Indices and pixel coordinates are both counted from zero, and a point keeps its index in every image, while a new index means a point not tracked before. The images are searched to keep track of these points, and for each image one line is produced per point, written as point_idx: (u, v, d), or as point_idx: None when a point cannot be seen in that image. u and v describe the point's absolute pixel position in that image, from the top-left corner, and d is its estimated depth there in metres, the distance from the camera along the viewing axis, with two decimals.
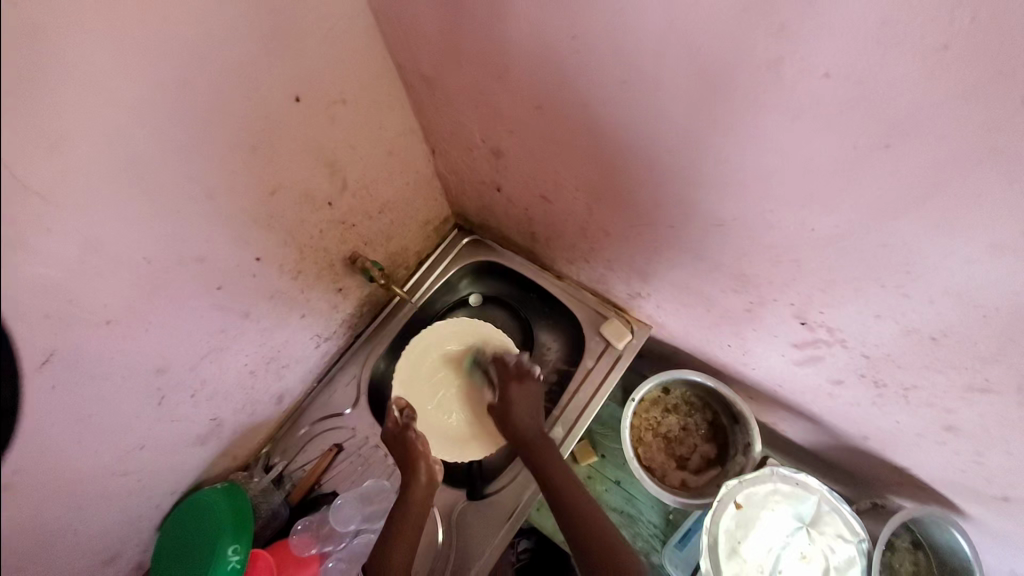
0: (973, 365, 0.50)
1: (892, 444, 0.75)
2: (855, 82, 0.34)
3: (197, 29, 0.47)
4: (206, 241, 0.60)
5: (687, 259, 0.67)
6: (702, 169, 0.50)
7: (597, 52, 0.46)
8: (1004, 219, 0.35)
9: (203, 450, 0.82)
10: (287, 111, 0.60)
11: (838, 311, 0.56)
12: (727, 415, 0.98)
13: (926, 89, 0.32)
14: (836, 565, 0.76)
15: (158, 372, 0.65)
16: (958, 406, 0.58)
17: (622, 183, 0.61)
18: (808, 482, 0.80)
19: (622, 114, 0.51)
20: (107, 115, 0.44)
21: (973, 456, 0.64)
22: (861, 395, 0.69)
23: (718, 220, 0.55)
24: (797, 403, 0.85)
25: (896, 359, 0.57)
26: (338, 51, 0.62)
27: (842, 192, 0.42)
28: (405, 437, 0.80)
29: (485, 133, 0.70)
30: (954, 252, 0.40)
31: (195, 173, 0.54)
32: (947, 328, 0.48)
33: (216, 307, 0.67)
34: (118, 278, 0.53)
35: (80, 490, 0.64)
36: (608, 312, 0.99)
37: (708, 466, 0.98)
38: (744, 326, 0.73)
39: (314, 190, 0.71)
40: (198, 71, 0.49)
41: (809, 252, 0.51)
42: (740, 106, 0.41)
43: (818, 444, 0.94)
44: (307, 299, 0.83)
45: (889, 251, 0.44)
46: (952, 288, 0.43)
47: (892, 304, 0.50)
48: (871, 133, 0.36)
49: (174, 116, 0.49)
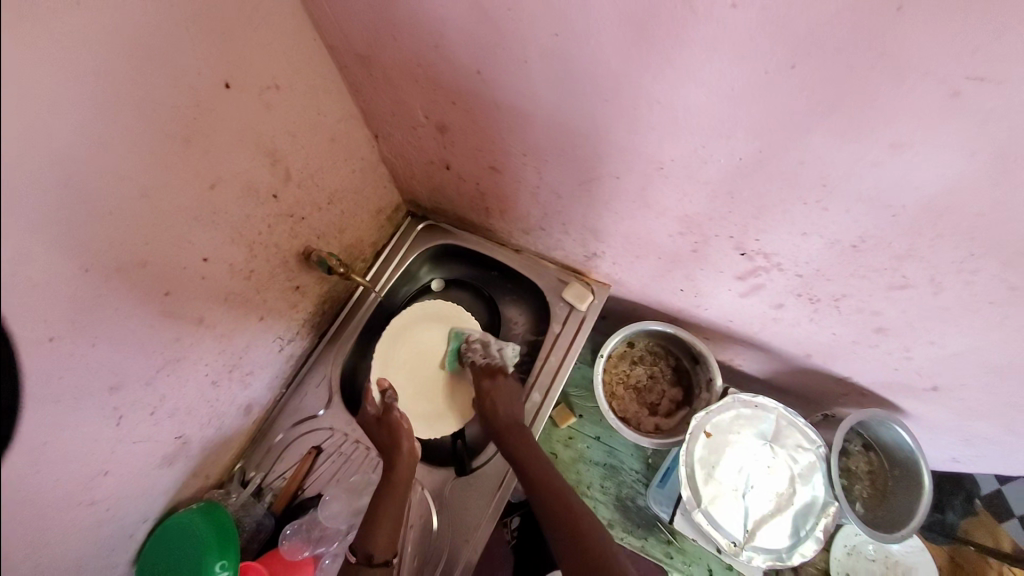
0: (889, 265, 0.57)
1: (833, 357, 0.83)
2: (761, 8, 0.38)
3: (109, 11, 0.44)
4: (148, 243, 0.57)
5: (635, 209, 0.71)
6: (638, 114, 0.53)
7: (528, 7, 0.48)
8: (898, 120, 0.41)
9: (172, 471, 0.78)
10: (217, 98, 0.58)
11: (773, 235, 0.62)
12: (688, 358, 1.05)
13: (820, 6, 0.36)
14: (801, 472, 0.84)
15: (113, 391, 0.61)
16: (883, 308, 0.65)
17: (566, 141, 0.63)
18: (766, 403, 0.87)
19: (558, 69, 0.53)
20: (21, 109, 0.41)
21: (901, 353, 0.72)
22: (801, 314, 0.76)
23: (658, 164, 0.59)
24: (749, 336, 0.92)
25: (826, 273, 0.64)
26: (265, 33, 0.60)
27: (763, 117, 0.46)
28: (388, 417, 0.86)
29: (427, 108, 0.71)
30: (862, 159, 0.45)
31: (127, 170, 0.51)
32: (864, 234, 0.54)
33: (167, 315, 0.64)
34: (56, 290, 0.49)
35: (40, 528, 0.59)
36: (568, 277, 1.03)
37: (677, 408, 1.05)
38: (693, 267, 0.78)
39: (257, 183, 0.68)
40: (116, 57, 0.46)
41: (741, 182, 0.56)
42: (665, 46, 0.44)
43: (771, 372, 1.02)
44: (264, 299, 0.81)
45: (807, 168, 0.49)
46: (863, 193, 0.49)
47: (816, 219, 0.55)
48: (780, 56, 0.41)
49: (95, 108, 0.46)
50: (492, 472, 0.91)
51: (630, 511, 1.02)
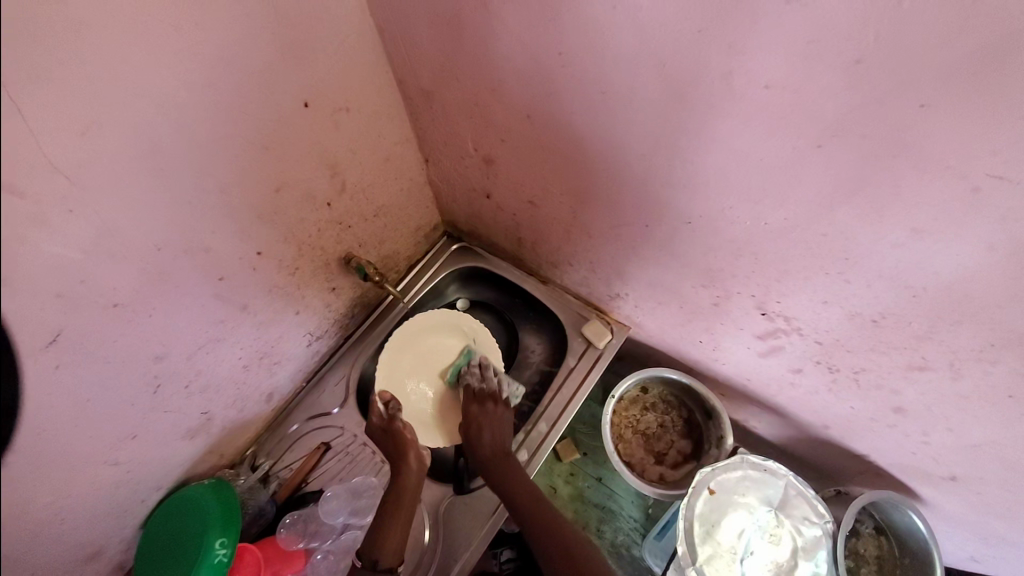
0: (909, 344, 0.57)
1: (851, 431, 0.82)
2: (792, 92, 0.41)
3: (219, 36, 0.52)
4: (214, 232, 0.64)
5: (662, 258, 0.73)
6: (671, 171, 0.57)
7: (580, 65, 0.52)
8: (919, 206, 0.42)
9: (191, 445, 0.83)
10: (295, 114, 0.65)
11: (794, 299, 0.63)
12: (701, 412, 1.04)
13: (849, 97, 0.39)
14: (804, 545, 0.82)
15: (157, 360, 0.67)
16: (902, 387, 0.64)
17: (603, 186, 0.67)
18: (776, 468, 0.85)
19: (601, 121, 0.57)
20: (134, 109, 0.48)
21: (919, 437, 0.71)
22: (819, 383, 0.76)
23: (687, 217, 0.62)
24: (766, 397, 0.91)
25: (845, 344, 0.64)
26: (345, 62, 0.67)
27: (790, 187, 0.49)
28: (394, 429, 0.87)
29: (477, 141, 0.76)
30: (884, 237, 0.47)
31: (208, 168, 0.58)
32: (885, 311, 0.55)
33: (217, 298, 0.70)
34: (129, 264, 0.56)
35: (70, 477, 0.65)
36: (590, 314, 1.05)
37: (684, 461, 1.03)
38: (714, 321, 0.79)
39: (315, 191, 0.75)
40: (217, 71, 0.53)
41: (765, 244, 0.58)
42: (702, 114, 0.48)
43: (787, 439, 1.00)
44: (302, 296, 0.87)
45: (829, 240, 0.51)
46: (884, 271, 0.50)
47: (837, 290, 0.57)
48: (807, 136, 0.43)
49: (192, 112, 0.53)
50: (490, 495, 0.91)
51: (623, 560, 1.01)
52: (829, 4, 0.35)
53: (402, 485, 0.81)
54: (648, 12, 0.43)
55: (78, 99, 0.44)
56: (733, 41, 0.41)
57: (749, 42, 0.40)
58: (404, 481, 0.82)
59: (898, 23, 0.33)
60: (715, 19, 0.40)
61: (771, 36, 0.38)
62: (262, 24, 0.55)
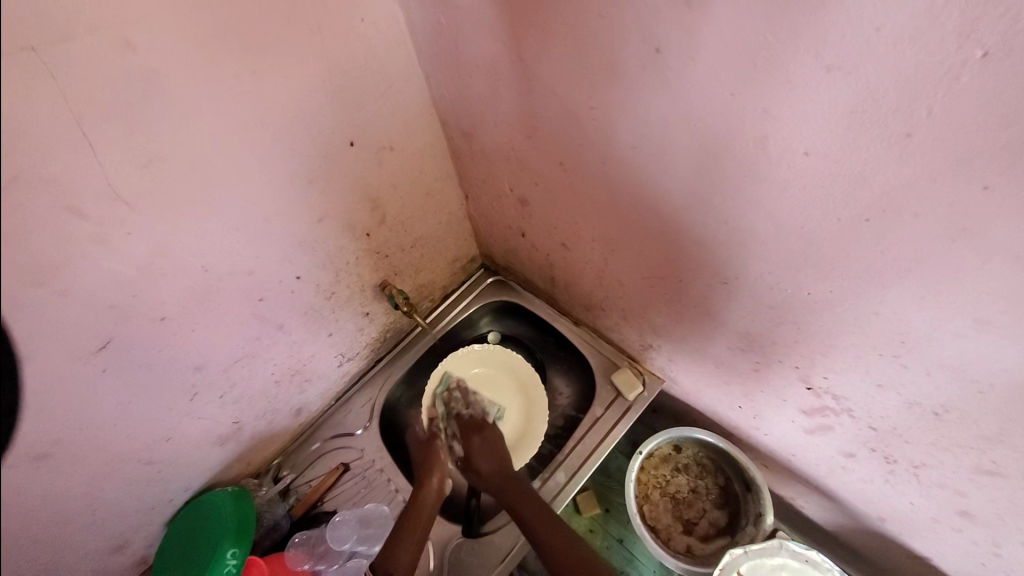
0: (977, 445, 0.49)
1: (912, 530, 0.72)
2: (832, 161, 0.38)
3: (276, 82, 0.56)
4: (257, 257, 0.68)
5: (696, 316, 0.69)
6: (704, 229, 0.54)
7: (610, 119, 0.52)
8: (984, 296, 0.37)
9: (220, 451, 0.87)
10: (341, 152, 0.69)
11: (842, 377, 0.56)
12: (739, 482, 0.95)
13: (898, 170, 0.35)
14: None
15: (196, 370, 0.72)
16: (970, 490, 0.56)
17: (635, 237, 0.65)
18: (819, 561, 0.75)
19: (632, 173, 0.56)
20: (195, 145, 0.53)
21: (991, 548, 0.62)
22: (873, 471, 0.67)
23: (723, 277, 0.58)
24: (811, 476, 0.82)
25: (903, 434, 0.56)
26: (392, 105, 0.71)
27: (833, 259, 0.45)
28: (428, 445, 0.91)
29: (513, 183, 0.77)
30: (944, 324, 0.41)
31: (256, 199, 0.63)
32: (948, 404, 0.48)
33: (256, 316, 0.75)
34: (179, 282, 0.61)
35: (107, 470, 0.70)
36: (621, 361, 1.00)
37: (716, 534, 0.95)
38: (753, 387, 0.73)
39: (355, 222, 0.79)
40: (271, 113, 0.58)
41: (808, 316, 0.53)
42: (735, 175, 0.45)
43: (836, 526, 0.89)
44: (336, 318, 0.90)
45: (881, 319, 0.46)
46: (946, 360, 0.44)
47: (891, 374, 0.50)
48: (852, 208, 0.39)
49: (246, 148, 0.58)
50: (500, 542, 0.88)
51: None
52: (872, 74, 0.32)
53: (421, 504, 0.83)
54: (677, 73, 0.42)
55: (146, 135, 0.49)
56: (766, 105, 0.38)
57: (784, 107, 0.37)
58: (422, 499, 0.83)
59: (952, 97, 0.30)
60: (747, 82, 0.38)
61: (808, 104, 0.36)
62: (317, 72, 0.60)
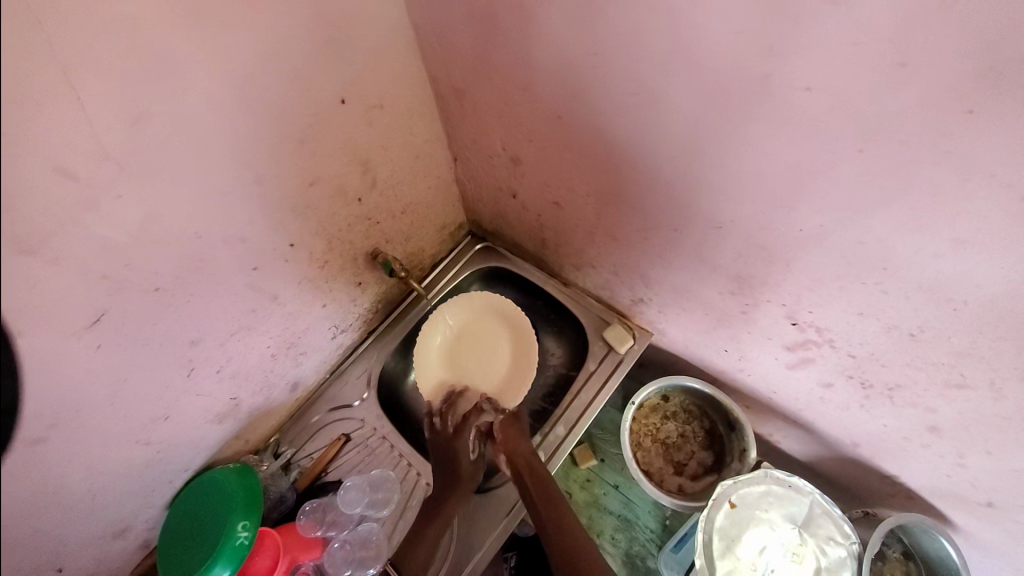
0: (947, 360, 0.55)
1: (882, 452, 0.79)
2: (831, 94, 0.40)
3: (268, 32, 0.54)
4: (249, 224, 0.66)
5: (690, 262, 0.71)
6: (703, 175, 0.56)
7: (613, 65, 0.52)
8: (964, 215, 0.41)
9: (219, 428, 0.86)
10: (332, 110, 0.67)
11: (827, 310, 0.61)
12: (723, 423, 1.02)
13: (891, 97, 0.38)
14: (827, 565, 0.78)
15: (192, 344, 0.70)
16: (939, 404, 0.62)
17: (632, 189, 0.67)
18: (802, 485, 0.82)
19: (633, 122, 0.57)
20: (183, 98, 0.50)
21: (954, 458, 0.68)
22: (849, 397, 0.73)
23: (717, 222, 0.61)
24: (791, 411, 0.89)
25: (879, 358, 0.62)
26: (382, 60, 0.69)
27: (822, 193, 0.48)
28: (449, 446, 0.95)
29: (507, 141, 0.77)
30: (925, 247, 0.45)
31: (247, 159, 0.60)
32: (924, 324, 0.53)
33: (250, 287, 0.73)
34: (172, 250, 0.59)
35: (106, 451, 0.68)
36: (611, 318, 1.04)
37: (704, 473, 1.01)
38: (740, 329, 0.78)
39: (347, 186, 0.77)
40: (264, 67, 0.56)
41: (796, 253, 0.57)
42: (739, 116, 0.47)
43: (813, 456, 0.96)
44: (330, 289, 0.89)
45: (866, 249, 0.50)
46: (923, 282, 0.49)
47: (872, 301, 0.55)
48: (847, 140, 0.42)
49: (236, 105, 0.56)
50: (505, 496, 0.91)
51: (638, 571, 0.99)
52: (872, 5, 0.34)
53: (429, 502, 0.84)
54: (683, 14, 0.43)
55: (132, 89, 0.46)
56: (771, 42, 0.40)
57: (788, 41, 0.39)
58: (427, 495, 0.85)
59: (944, 27, 0.33)
60: (754, 18, 0.40)
61: (814, 38, 0.38)
62: (306, 22, 0.57)
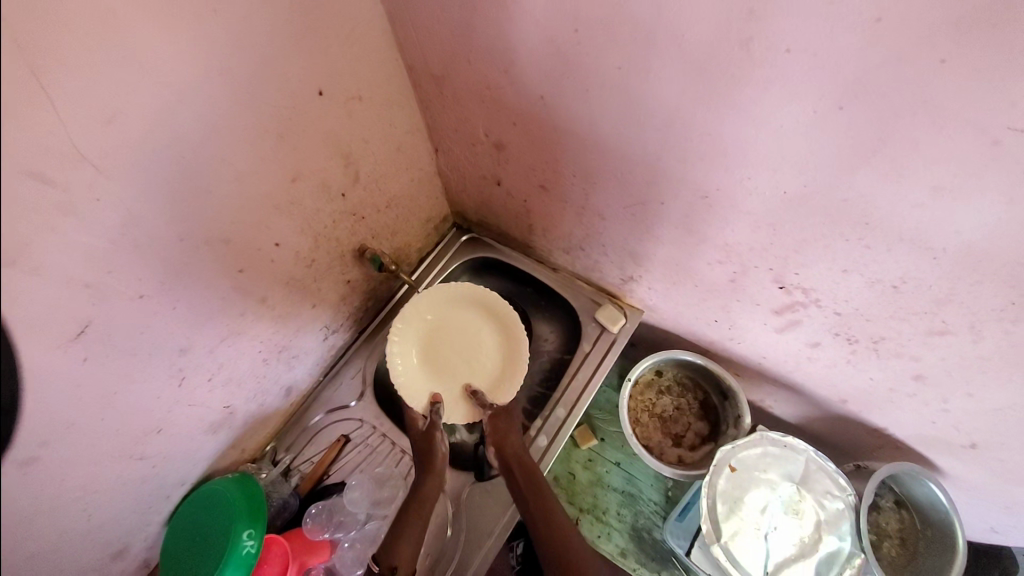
0: (928, 308, 0.58)
1: (870, 405, 0.83)
2: (812, 54, 0.42)
3: (241, 22, 0.52)
4: (232, 224, 0.64)
5: (678, 234, 0.73)
6: (688, 146, 0.57)
7: (595, 41, 0.53)
8: (941, 163, 0.43)
9: (214, 439, 0.84)
10: (311, 103, 0.65)
11: (812, 270, 0.63)
12: (717, 393, 1.05)
13: (869, 52, 0.39)
14: (826, 518, 0.81)
15: (182, 352, 0.68)
16: (922, 352, 0.65)
17: (617, 166, 0.67)
18: (796, 444, 0.85)
19: (616, 98, 0.57)
20: (158, 93, 0.49)
21: (939, 404, 0.72)
22: (837, 355, 0.76)
23: (703, 192, 0.62)
24: (781, 375, 0.92)
25: (864, 313, 0.65)
26: (358, 51, 0.68)
27: (805, 153, 0.49)
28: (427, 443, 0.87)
29: (489, 127, 0.77)
30: (906, 198, 0.47)
31: (227, 156, 0.59)
32: (906, 275, 0.55)
33: (237, 289, 0.71)
34: (155, 255, 0.57)
35: (98, 470, 0.65)
36: (602, 299, 1.05)
37: (702, 442, 1.04)
38: (729, 298, 0.80)
39: (330, 181, 0.76)
40: (239, 59, 0.54)
41: (781, 216, 0.58)
42: (722, 83, 0.48)
43: (804, 417, 1.00)
44: (318, 288, 0.88)
45: (849, 205, 0.51)
46: (904, 233, 0.51)
47: (855, 257, 0.57)
48: (829, 97, 0.44)
49: (212, 99, 0.54)
50: None
51: (644, 543, 1.01)
52: None
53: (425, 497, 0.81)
54: None
55: (103, 84, 0.44)
56: (752, 6, 0.41)
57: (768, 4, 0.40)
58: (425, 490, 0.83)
59: None
60: None
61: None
62: (280, 12, 0.56)
